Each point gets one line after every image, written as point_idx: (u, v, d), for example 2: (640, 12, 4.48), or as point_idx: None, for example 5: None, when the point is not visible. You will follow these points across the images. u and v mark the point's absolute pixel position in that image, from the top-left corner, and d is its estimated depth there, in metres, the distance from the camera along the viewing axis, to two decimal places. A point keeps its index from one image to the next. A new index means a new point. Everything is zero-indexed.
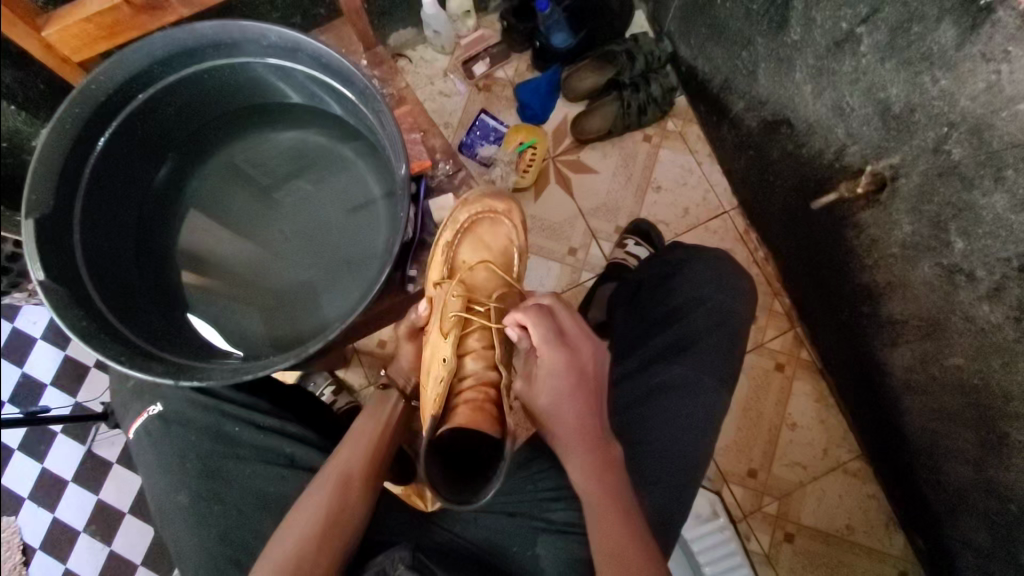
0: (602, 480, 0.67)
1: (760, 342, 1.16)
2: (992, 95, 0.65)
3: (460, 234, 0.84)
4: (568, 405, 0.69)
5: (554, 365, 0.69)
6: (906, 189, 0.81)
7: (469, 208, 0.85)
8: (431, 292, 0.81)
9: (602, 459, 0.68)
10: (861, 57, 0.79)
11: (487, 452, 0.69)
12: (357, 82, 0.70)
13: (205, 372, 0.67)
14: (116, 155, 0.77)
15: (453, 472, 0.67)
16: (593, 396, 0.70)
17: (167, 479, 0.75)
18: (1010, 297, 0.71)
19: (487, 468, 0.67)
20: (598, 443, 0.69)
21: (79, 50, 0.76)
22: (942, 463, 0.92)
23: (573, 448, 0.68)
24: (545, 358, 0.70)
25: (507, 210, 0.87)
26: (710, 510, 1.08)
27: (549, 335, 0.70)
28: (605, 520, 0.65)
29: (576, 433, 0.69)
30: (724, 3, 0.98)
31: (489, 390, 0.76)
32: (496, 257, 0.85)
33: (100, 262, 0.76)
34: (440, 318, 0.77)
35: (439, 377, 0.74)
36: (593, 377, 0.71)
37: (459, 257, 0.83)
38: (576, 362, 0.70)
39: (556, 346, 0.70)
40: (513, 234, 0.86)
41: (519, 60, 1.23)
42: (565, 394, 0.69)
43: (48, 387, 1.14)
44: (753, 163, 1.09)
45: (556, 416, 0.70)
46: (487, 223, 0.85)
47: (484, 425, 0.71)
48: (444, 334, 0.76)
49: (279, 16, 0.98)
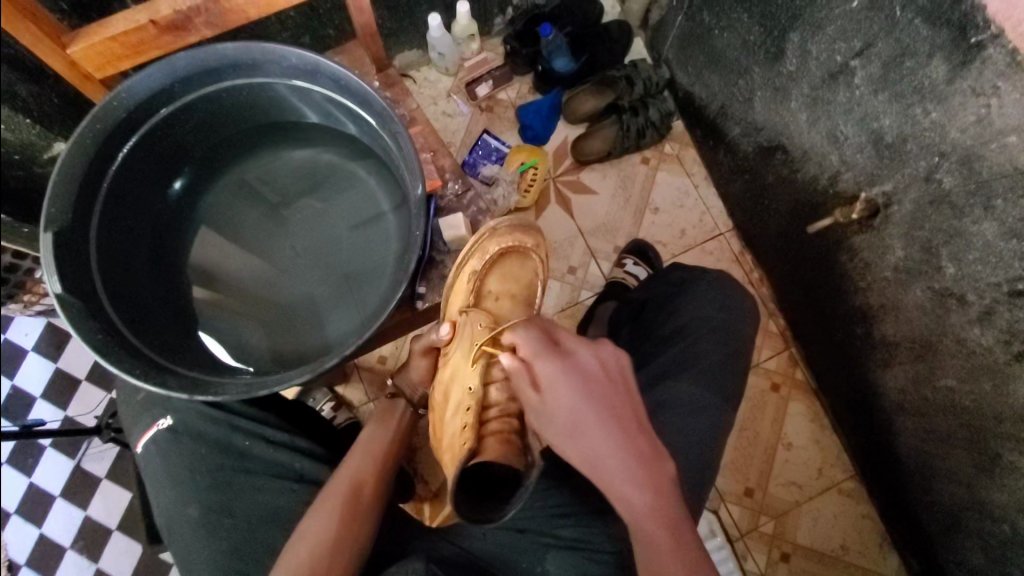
0: (655, 503, 0.62)
1: (756, 361, 1.18)
2: (982, 128, 0.68)
3: (488, 263, 0.83)
4: (580, 419, 0.61)
5: (552, 378, 0.62)
6: (898, 216, 0.84)
7: (499, 239, 0.84)
8: (457, 316, 0.81)
9: (648, 482, 0.61)
10: (855, 88, 0.82)
11: (509, 473, 0.71)
12: (374, 104, 0.72)
13: (219, 388, 0.67)
14: (133, 170, 0.78)
15: (475, 491, 0.69)
16: (614, 402, 0.62)
17: (176, 491, 0.74)
18: (1001, 321, 0.74)
19: (510, 491, 0.70)
20: (642, 462, 0.61)
21: (101, 68, 0.79)
22: (935, 483, 0.94)
23: (612, 481, 0.61)
24: (540, 373, 0.63)
25: (536, 245, 0.87)
26: (709, 530, 1.11)
27: (539, 349, 0.64)
28: (653, 543, 0.62)
29: (614, 448, 0.61)
30: (722, 33, 1.02)
31: (513, 420, 0.76)
32: (522, 289, 0.85)
33: (113, 275, 0.77)
34: (468, 346, 0.77)
35: (466, 407, 0.74)
36: (608, 383, 0.63)
37: (485, 287, 0.83)
38: (580, 368, 0.62)
39: (543, 360, 0.63)
40: (539, 269, 0.87)
41: (521, 83, 1.26)
42: (576, 407, 0.61)
43: (38, 400, 1.12)
44: (749, 186, 1.13)
45: (577, 436, 0.61)
46: (514, 259, 0.85)
47: (510, 457, 0.71)
48: (472, 362, 0.76)
49: (289, 35, 1.01)
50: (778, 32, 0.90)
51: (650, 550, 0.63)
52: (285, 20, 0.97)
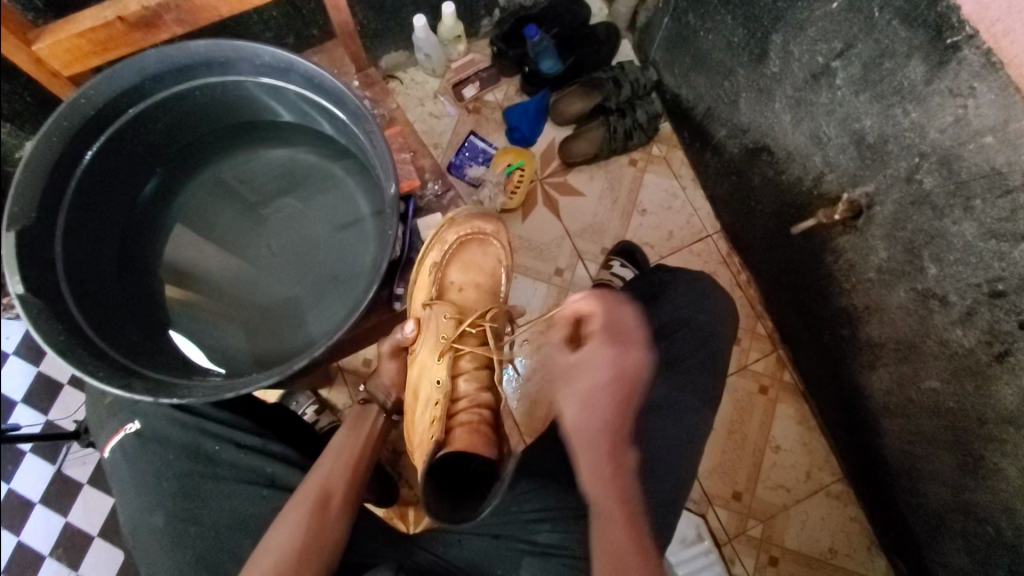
0: (614, 488, 0.65)
1: (743, 363, 1.17)
2: (960, 128, 0.68)
3: (448, 254, 0.83)
4: (595, 395, 0.66)
5: (596, 356, 0.67)
6: (881, 217, 0.83)
7: (458, 229, 0.84)
8: (420, 312, 0.80)
9: (615, 465, 0.66)
10: (837, 89, 0.82)
11: (485, 465, 0.72)
12: (348, 102, 0.71)
13: (185, 391, 0.67)
14: (103, 169, 0.78)
15: (449, 487, 0.68)
16: (620, 401, 0.66)
17: (144, 498, 0.73)
18: (981, 322, 0.74)
19: (488, 486, 0.69)
20: (610, 451, 0.66)
21: (68, 65, 0.77)
22: (921, 484, 0.93)
23: (586, 452, 0.66)
24: (590, 346, 0.68)
25: (495, 231, 0.86)
26: (696, 534, 1.10)
27: (604, 328, 0.68)
28: (614, 528, 0.64)
29: (599, 432, 0.66)
30: (706, 35, 1.02)
31: (485, 411, 0.76)
32: (485, 278, 0.85)
33: (80, 275, 0.76)
34: (434, 340, 0.77)
35: (434, 402, 0.74)
36: (629, 386, 0.67)
37: (448, 278, 0.83)
38: (624, 364, 0.67)
39: (603, 339, 0.67)
40: (501, 255, 0.86)
41: (508, 85, 1.26)
42: (595, 380, 0.66)
43: (19, 404, 1.11)
44: (735, 188, 1.12)
45: (582, 398, 0.66)
46: (474, 246, 0.84)
47: (484, 447, 0.72)
48: (437, 355, 0.76)
49: (271, 36, 1.00)
50: (761, 33, 0.90)
51: (610, 537, 0.64)
52: (267, 19, 0.96)
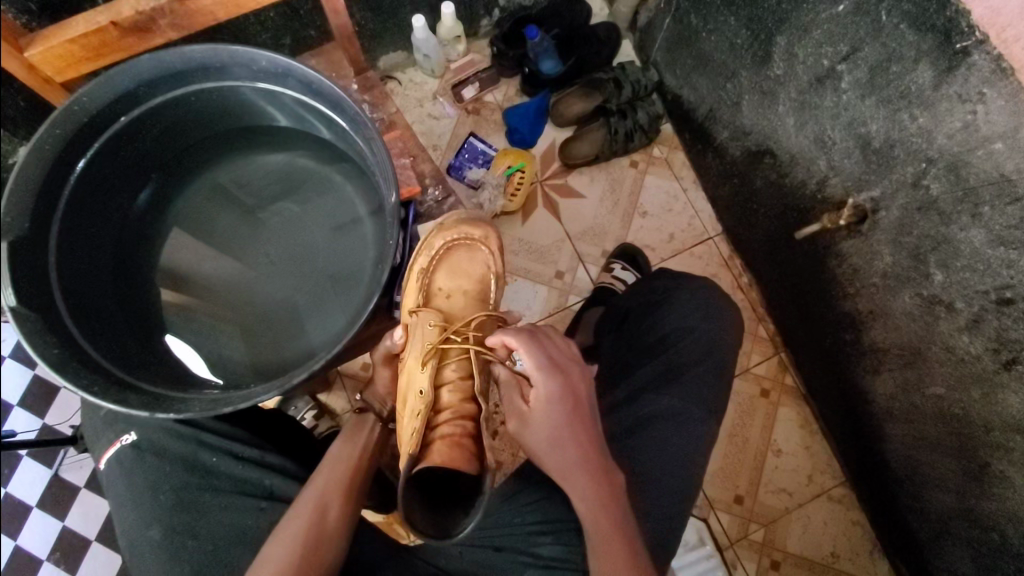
0: (607, 510, 0.67)
1: (746, 367, 1.16)
2: (968, 134, 0.67)
3: (435, 260, 0.82)
4: (565, 433, 0.68)
5: (549, 393, 0.68)
6: (886, 222, 0.83)
7: (446, 234, 0.83)
8: (408, 318, 0.78)
9: (609, 491, 0.68)
10: (842, 93, 0.81)
11: (468, 482, 0.68)
12: (347, 108, 0.70)
13: (182, 405, 0.66)
14: (96, 177, 0.76)
15: (432, 502, 0.66)
16: (584, 426, 0.69)
17: (140, 512, 0.72)
18: (989, 329, 0.73)
19: (470, 500, 0.66)
20: (603, 476, 0.68)
21: (61, 71, 0.76)
22: (924, 490, 0.93)
23: (582, 483, 0.67)
24: (539, 388, 0.68)
25: (485, 236, 0.84)
26: (698, 539, 1.09)
27: (543, 360, 0.69)
28: (611, 545, 0.65)
29: (584, 466, 0.67)
30: (709, 36, 1.01)
31: (469, 423, 0.74)
32: (474, 285, 0.82)
33: (75, 284, 0.75)
34: (421, 348, 0.75)
35: (416, 412, 0.72)
36: (584, 406, 0.70)
37: (435, 284, 0.82)
38: (573, 389, 0.70)
39: (551, 367, 0.69)
40: (491, 261, 0.84)
41: (507, 85, 1.24)
42: (560, 424, 0.68)
43: (15, 409, 1.09)
44: (737, 190, 1.11)
45: (557, 444, 0.68)
46: (462, 251, 0.83)
47: (465, 463, 0.69)
48: (421, 364, 0.73)
49: (267, 37, 0.99)
50: (765, 35, 0.89)
51: (610, 558, 0.64)
52: (264, 20, 0.94)
